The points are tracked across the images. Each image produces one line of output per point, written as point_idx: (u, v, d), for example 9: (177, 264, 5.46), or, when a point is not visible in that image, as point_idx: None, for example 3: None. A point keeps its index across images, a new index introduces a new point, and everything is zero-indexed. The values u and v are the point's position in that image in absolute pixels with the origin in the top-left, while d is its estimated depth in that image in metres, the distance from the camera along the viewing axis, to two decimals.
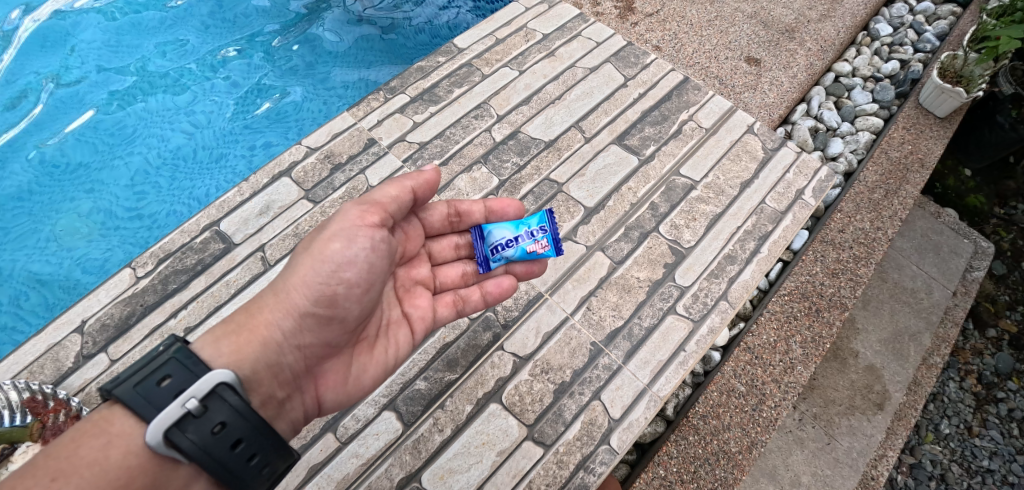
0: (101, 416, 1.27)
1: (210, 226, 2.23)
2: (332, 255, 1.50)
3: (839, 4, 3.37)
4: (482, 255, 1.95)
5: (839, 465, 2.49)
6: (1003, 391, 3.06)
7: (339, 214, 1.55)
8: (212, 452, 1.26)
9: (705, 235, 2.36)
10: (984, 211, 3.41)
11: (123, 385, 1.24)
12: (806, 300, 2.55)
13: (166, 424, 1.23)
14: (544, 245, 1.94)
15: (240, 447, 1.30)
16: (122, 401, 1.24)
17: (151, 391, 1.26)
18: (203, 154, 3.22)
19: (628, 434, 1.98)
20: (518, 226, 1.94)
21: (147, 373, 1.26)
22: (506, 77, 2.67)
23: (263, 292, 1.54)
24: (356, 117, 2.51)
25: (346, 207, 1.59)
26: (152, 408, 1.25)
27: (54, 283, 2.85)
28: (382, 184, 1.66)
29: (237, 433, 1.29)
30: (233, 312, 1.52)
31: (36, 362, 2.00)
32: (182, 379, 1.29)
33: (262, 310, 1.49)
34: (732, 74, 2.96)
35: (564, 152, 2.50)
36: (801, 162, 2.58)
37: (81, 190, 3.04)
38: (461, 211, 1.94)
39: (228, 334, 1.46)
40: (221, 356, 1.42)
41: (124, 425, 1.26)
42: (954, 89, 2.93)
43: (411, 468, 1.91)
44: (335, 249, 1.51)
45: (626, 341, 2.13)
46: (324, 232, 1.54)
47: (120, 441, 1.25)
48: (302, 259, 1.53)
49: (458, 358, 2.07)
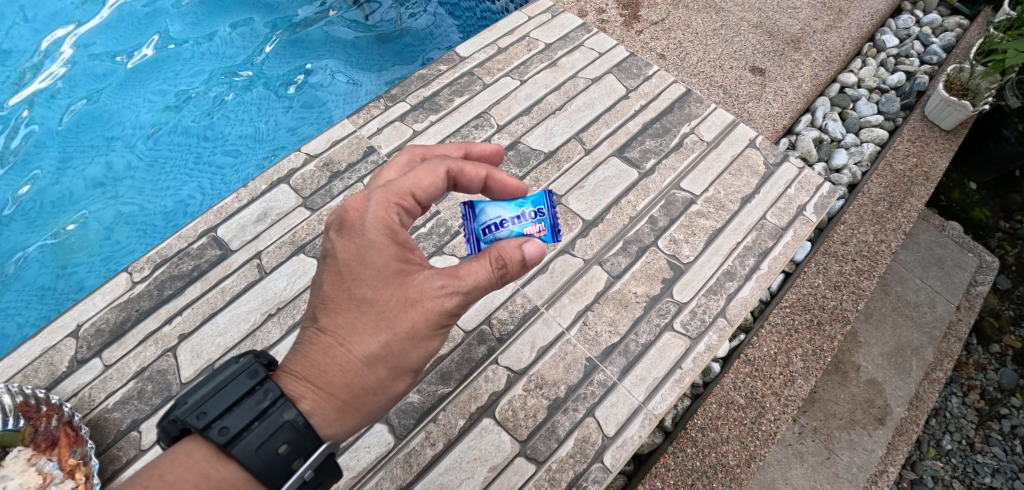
0: (194, 452, 1.23)
1: (208, 232, 2.22)
2: (436, 308, 1.41)
3: (845, 15, 3.35)
4: (473, 237, 1.64)
5: (839, 480, 2.47)
6: (1006, 408, 3.02)
7: (448, 310, 1.42)
8: (289, 479, 1.22)
9: (705, 250, 2.34)
10: (988, 225, 3.39)
11: (245, 445, 1.21)
12: (807, 313, 2.54)
13: (252, 445, 1.22)
14: (541, 230, 1.60)
15: (311, 477, 1.26)
16: (240, 461, 1.21)
17: (270, 456, 1.22)
18: (206, 155, 3.25)
19: (622, 452, 1.95)
20: (513, 204, 1.61)
21: (268, 436, 1.23)
22: (507, 87, 2.66)
23: (354, 379, 1.39)
24: (356, 125, 2.50)
25: (450, 299, 1.41)
26: (270, 472, 1.22)
27: (68, 272, 2.89)
28: (480, 268, 1.41)
29: (310, 463, 1.24)
30: (316, 392, 1.37)
31: (31, 365, 1.97)
32: (298, 444, 1.26)
33: (369, 395, 1.42)
34: (736, 84, 2.94)
35: (564, 164, 2.49)
36: (802, 178, 2.54)
37: (103, 183, 3.10)
38: (460, 185, 1.59)
39: (335, 414, 1.38)
40: (328, 426, 1.38)
41: (228, 472, 1.22)
42: (960, 101, 2.89)
43: (402, 482, 1.89)
44: (435, 302, 1.40)
45: (622, 356, 2.11)
46: (435, 329, 1.43)
47: (206, 468, 1.21)
48: (407, 353, 1.42)
49: (452, 371, 2.05)
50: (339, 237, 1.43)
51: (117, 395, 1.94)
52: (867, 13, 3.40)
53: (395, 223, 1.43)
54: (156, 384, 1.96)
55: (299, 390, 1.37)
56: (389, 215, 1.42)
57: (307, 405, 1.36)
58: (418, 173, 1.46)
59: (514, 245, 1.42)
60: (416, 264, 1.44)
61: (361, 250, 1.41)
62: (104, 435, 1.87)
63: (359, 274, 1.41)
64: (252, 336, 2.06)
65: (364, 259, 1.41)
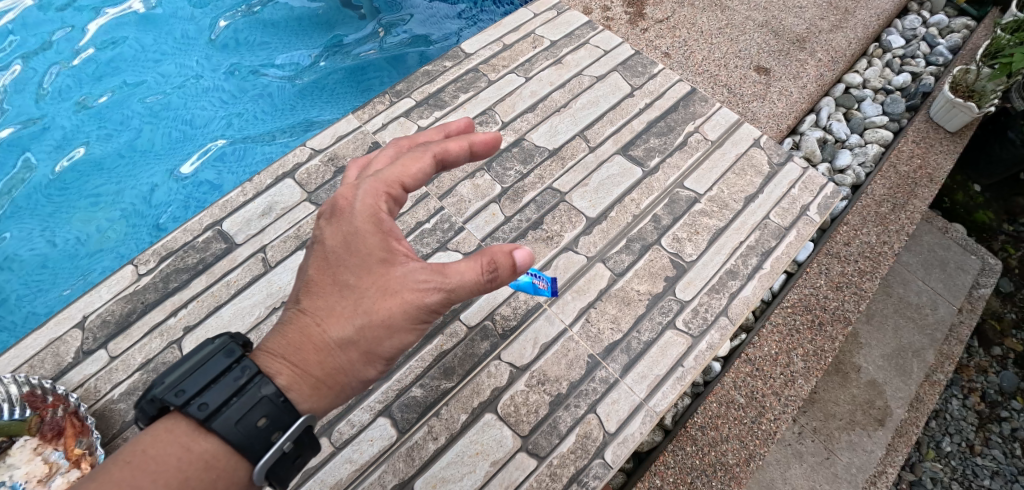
0: (172, 425, 1.23)
1: (214, 226, 2.23)
2: (416, 299, 1.40)
3: (851, 15, 3.34)
4: None
5: (838, 480, 2.47)
6: (1006, 411, 3.02)
7: (426, 299, 1.41)
8: (268, 451, 1.24)
9: (707, 249, 2.34)
10: (991, 227, 3.40)
11: (224, 419, 1.22)
12: (808, 313, 2.54)
13: (232, 418, 1.23)
14: None
15: (290, 449, 1.27)
16: (219, 434, 1.21)
17: (249, 429, 1.23)
18: (211, 146, 3.27)
19: (623, 448, 1.96)
20: None
21: (248, 409, 1.24)
22: (512, 84, 2.67)
23: (329, 357, 1.40)
24: (361, 120, 2.51)
25: (431, 288, 1.40)
26: (249, 446, 1.23)
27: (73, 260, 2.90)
28: (465, 261, 1.39)
29: (288, 435, 1.25)
30: (295, 368, 1.38)
31: (37, 356, 1.99)
32: (277, 417, 1.27)
33: (345, 374, 1.42)
34: (741, 83, 2.94)
35: (568, 161, 2.49)
36: (806, 178, 2.54)
37: (108, 172, 3.11)
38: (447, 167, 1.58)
39: (312, 391, 1.38)
40: (306, 401, 1.38)
41: (210, 447, 1.22)
42: (966, 103, 2.89)
43: (404, 475, 1.89)
44: (415, 293, 1.40)
45: (624, 354, 2.12)
46: (413, 318, 1.42)
47: (187, 442, 1.22)
48: (382, 339, 1.42)
49: (455, 366, 2.05)
50: (328, 224, 1.46)
51: (121, 386, 1.95)
52: (874, 12, 3.38)
53: (382, 211, 1.45)
54: (160, 376, 1.98)
55: (276, 367, 1.37)
56: (374, 202, 1.44)
57: (286, 379, 1.36)
58: (403, 162, 1.48)
59: (506, 252, 1.36)
60: (402, 254, 1.45)
61: (347, 237, 1.43)
62: (110, 425, 1.89)
63: (344, 261, 1.43)
64: (256, 330, 2.07)
65: (348, 246, 1.43)
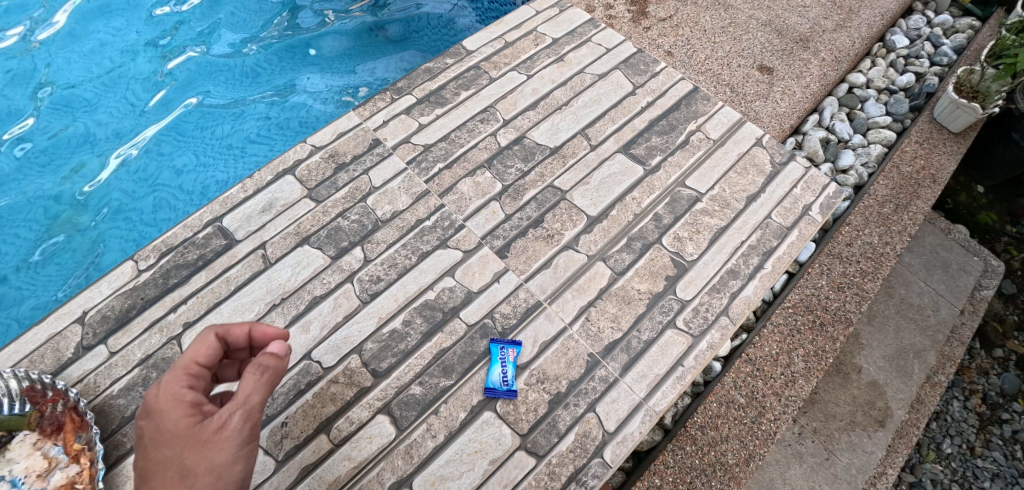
0: None
1: (214, 222, 2.23)
2: (230, 429, 1.28)
3: (856, 14, 3.33)
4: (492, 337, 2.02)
5: (838, 481, 2.46)
6: (1007, 413, 3.01)
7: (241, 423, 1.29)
8: None
9: (708, 248, 2.33)
10: (994, 229, 3.38)
11: None
12: (809, 313, 2.54)
13: None
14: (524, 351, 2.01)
15: None
16: None
17: None
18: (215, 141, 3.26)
19: (622, 448, 1.96)
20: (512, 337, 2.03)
21: None
22: (514, 81, 2.66)
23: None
24: (362, 117, 2.50)
25: (234, 410, 1.30)
26: None
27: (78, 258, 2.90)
28: (248, 377, 1.34)
29: None
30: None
31: (37, 351, 1.98)
32: None
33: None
34: (743, 82, 2.94)
35: (569, 159, 2.48)
36: (809, 177, 2.53)
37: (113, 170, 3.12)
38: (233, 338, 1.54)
39: None
40: None
41: None
42: (970, 104, 2.88)
43: (403, 472, 1.88)
44: (229, 422, 1.28)
45: (624, 353, 2.11)
46: (238, 448, 1.28)
47: None
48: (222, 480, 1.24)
49: (454, 364, 2.04)
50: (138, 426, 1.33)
51: (121, 382, 1.95)
52: (878, 12, 3.37)
53: (183, 390, 1.37)
54: (160, 372, 1.97)
55: None
56: (172, 383, 1.37)
57: None
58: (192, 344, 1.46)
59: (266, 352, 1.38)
60: (209, 409, 1.35)
61: (155, 423, 1.30)
62: (108, 421, 1.89)
63: (157, 441, 1.28)
64: None
65: (158, 428, 1.30)
